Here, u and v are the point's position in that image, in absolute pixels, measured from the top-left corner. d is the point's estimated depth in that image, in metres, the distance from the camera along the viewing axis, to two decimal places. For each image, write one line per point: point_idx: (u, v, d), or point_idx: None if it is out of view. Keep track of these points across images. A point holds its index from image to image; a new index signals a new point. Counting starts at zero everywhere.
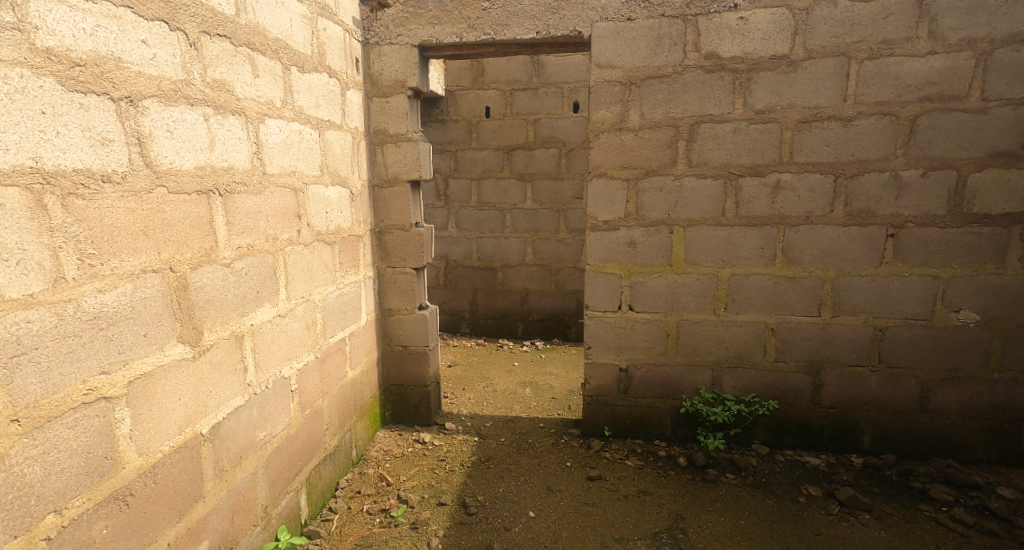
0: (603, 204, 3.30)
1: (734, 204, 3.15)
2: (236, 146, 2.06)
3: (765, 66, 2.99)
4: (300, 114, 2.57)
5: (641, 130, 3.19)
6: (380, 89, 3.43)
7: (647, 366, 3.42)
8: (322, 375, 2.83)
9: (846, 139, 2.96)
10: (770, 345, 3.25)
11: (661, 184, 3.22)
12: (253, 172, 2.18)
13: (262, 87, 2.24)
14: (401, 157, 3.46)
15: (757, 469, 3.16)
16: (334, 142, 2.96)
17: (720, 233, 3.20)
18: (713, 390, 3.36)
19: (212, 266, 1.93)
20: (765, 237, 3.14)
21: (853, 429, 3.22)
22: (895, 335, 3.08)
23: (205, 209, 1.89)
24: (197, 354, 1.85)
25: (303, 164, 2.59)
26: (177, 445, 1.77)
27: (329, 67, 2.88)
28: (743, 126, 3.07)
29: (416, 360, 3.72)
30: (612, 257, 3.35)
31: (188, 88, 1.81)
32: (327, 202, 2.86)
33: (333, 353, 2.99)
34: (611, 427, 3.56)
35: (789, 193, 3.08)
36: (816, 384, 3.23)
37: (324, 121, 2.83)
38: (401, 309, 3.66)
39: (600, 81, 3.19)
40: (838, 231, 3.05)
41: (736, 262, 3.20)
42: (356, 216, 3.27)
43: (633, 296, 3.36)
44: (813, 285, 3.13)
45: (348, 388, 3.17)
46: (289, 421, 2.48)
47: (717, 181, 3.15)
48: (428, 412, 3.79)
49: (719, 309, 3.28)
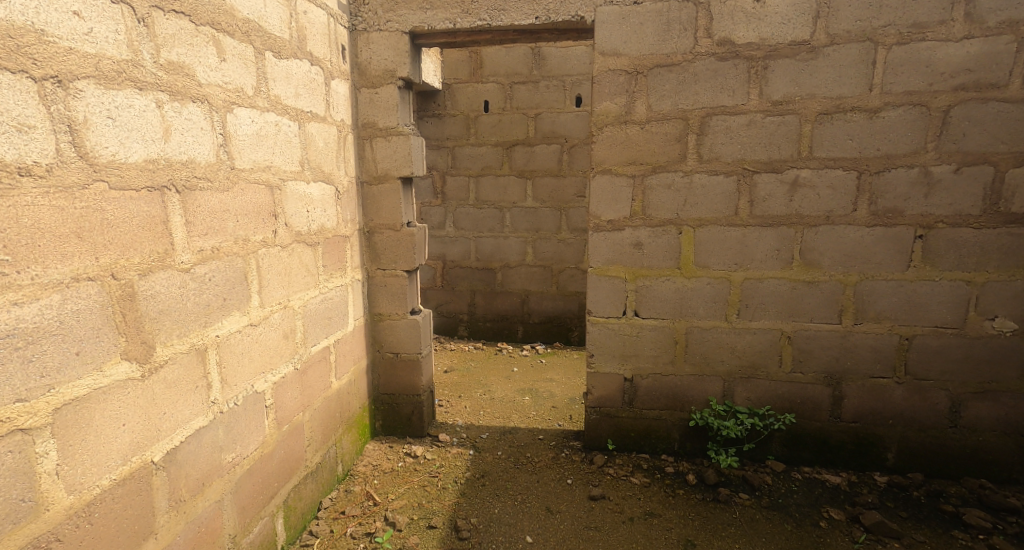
0: (607, 203, 3.10)
1: (748, 203, 2.93)
2: (198, 137, 1.86)
3: (784, 53, 2.76)
4: (276, 104, 2.37)
5: (648, 123, 2.97)
6: (368, 79, 3.20)
7: (654, 375, 3.22)
8: (302, 388, 2.63)
9: (872, 132, 2.73)
10: (785, 354, 3.03)
11: (669, 181, 3.01)
12: (218, 167, 1.97)
13: (229, 72, 2.04)
14: (391, 152, 3.25)
15: (772, 488, 2.93)
16: (317, 135, 2.75)
17: (733, 234, 2.99)
18: (725, 402, 3.15)
19: (167, 271, 1.71)
20: (781, 238, 2.93)
21: (876, 444, 2.98)
22: (923, 345, 2.85)
23: (157, 208, 1.68)
24: (147, 373, 1.63)
25: (279, 158, 2.40)
26: (120, 477, 1.55)
27: (310, 54, 2.67)
28: (758, 118, 2.84)
29: (408, 368, 3.52)
30: (616, 259, 3.15)
31: (135, 70, 1.59)
32: (308, 200, 2.66)
33: (316, 362, 2.78)
34: (615, 440, 3.35)
35: (808, 191, 2.85)
36: (836, 396, 3.00)
37: (306, 112, 2.62)
38: (391, 314, 3.45)
39: (604, 70, 2.96)
40: (861, 232, 2.83)
41: (750, 264, 2.99)
42: (343, 215, 3.07)
43: (638, 300, 3.16)
44: (833, 290, 2.91)
45: (333, 399, 2.97)
46: (263, 439, 2.27)
47: (730, 177, 2.93)
48: (421, 422, 3.58)
49: (731, 315, 3.07)
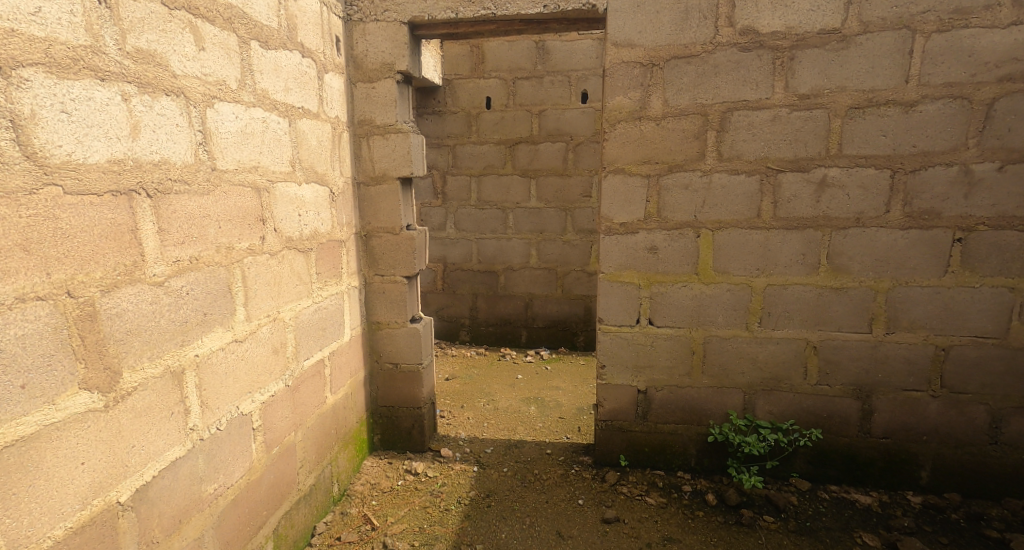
0: (619, 204, 2.90)
1: (771, 204, 2.75)
2: (172, 135, 1.66)
3: (813, 42, 2.56)
4: (263, 99, 2.18)
5: (664, 119, 2.79)
6: (364, 73, 3.01)
7: (669, 387, 3.03)
8: (294, 406, 2.43)
9: (907, 127, 2.53)
10: (811, 365, 2.84)
11: (686, 181, 2.82)
12: (197, 168, 1.78)
13: (209, 63, 1.84)
14: (389, 150, 3.06)
15: (798, 510, 2.74)
16: (309, 133, 2.56)
17: (755, 237, 2.80)
18: (745, 416, 2.96)
19: (136, 286, 1.52)
20: (807, 242, 2.74)
21: (909, 462, 2.79)
22: (961, 356, 2.66)
23: (124, 215, 1.49)
24: (112, 403, 1.44)
25: (267, 157, 2.21)
26: (77, 524, 1.36)
27: (301, 45, 2.47)
28: (783, 113, 2.65)
29: (408, 380, 3.33)
30: (629, 264, 2.95)
31: (96, 57, 1.40)
32: (300, 203, 2.47)
33: (309, 377, 2.59)
34: (628, 456, 3.17)
35: (836, 191, 2.66)
36: (866, 410, 2.81)
37: (296, 108, 2.43)
38: (390, 323, 3.26)
39: (617, 62, 2.78)
40: (895, 235, 2.63)
41: (773, 269, 2.80)
42: (338, 218, 2.87)
43: (652, 308, 2.97)
44: (862, 297, 2.72)
45: (328, 415, 2.78)
46: (250, 465, 2.08)
47: (752, 177, 2.74)
48: (422, 436, 3.40)
49: (752, 324, 2.88)
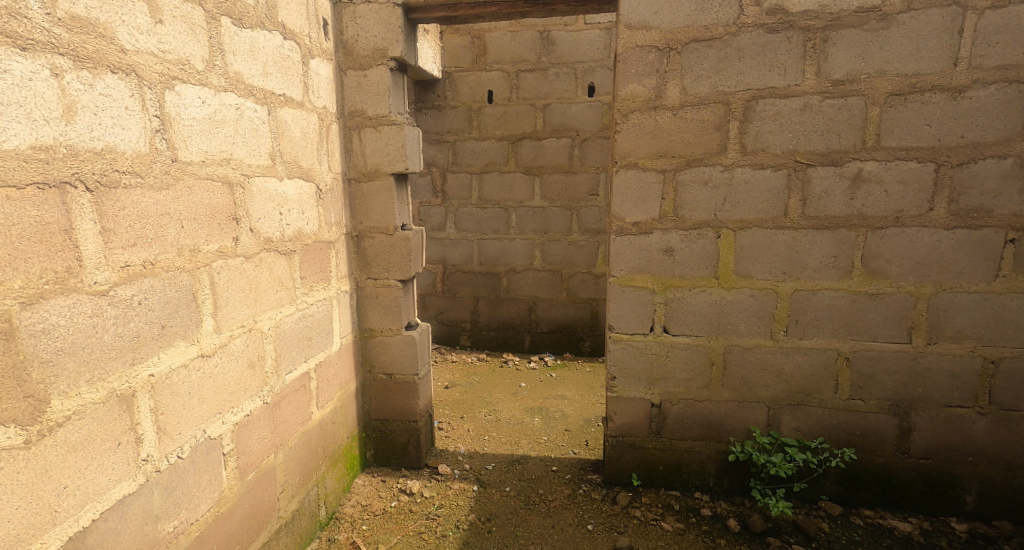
0: (632, 202, 2.66)
1: (800, 201, 2.50)
2: (121, 119, 1.43)
3: (849, 22, 2.32)
4: (237, 82, 1.94)
5: (682, 109, 2.54)
6: (355, 60, 2.77)
7: (686, 401, 2.79)
8: (274, 425, 2.19)
9: (954, 116, 2.29)
10: (842, 378, 2.60)
11: (706, 176, 2.57)
12: (153, 159, 1.54)
13: (168, 38, 1.60)
14: (382, 144, 2.82)
15: (830, 538, 2.50)
16: (292, 123, 2.32)
17: (781, 237, 2.55)
18: (770, 433, 2.71)
19: (70, 296, 1.30)
20: (839, 243, 2.49)
21: (951, 485, 2.55)
22: (1012, 370, 2.40)
23: (53, 213, 1.27)
24: (36, 437, 1.23)
25: (241, 149, 1.97)
26: None
27: (283, 26, 2.24)
28: (814, 102, 2.41)
29: (403, 391, 3.09)
30: (643, 267, 2.71)
31: (13, 22, 1.19)
32: (281, 201, 2.23)
33: (293, 393, 2.35)
34: (640, 475, 2.92)
35: (873, 187, 2.42)
36: (904, 428, 2.56)
37: (277, 95, 2.19)
38: (384, 330, 3.03)
39: (630, 46, 2.54)
40: (938, 235, 2.38)
41: (801, 273, 2.56)
42: (326, 217, 2.64)
43: (668, 315, 2.73)
44: (901, 304, 2.47)
45: (314, 433, 2.54)
46: (220, 496, 1.85)
47: (779, 172, 2.50)
48: (418, 452, 3.16)
49: (778, 332, 2.64)
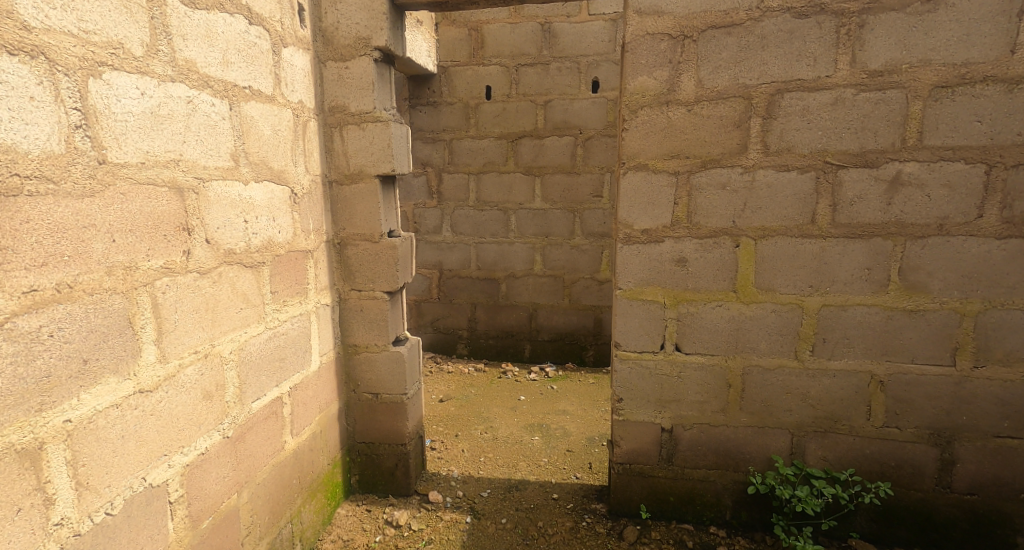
0: (642, 208, 2.40)
1: (829, 207, 2.23)
2: (23, 111, 1.20)
3: (888, 4, 2.06)
4: (189, 71, 1.68)
5: (697, 104, 2.28)
6: (335, 50, 2.51)
7: (700, 427, 2.53)
8: (237, 462, 1.94)
9: (1009, 110, 2.02)
10: (876, 404, 2.33)
11: (724, 179, 2.31)
12: (71, 161, 1.29)
13: (93, 16, 1.35)
14: (366, 142, 2.56)
15: None
16: (260, 119, 2.06)
17: (808, 247, 2.28)
18: (794, 464, 2.45)
19: None
20: (873, 254, 2.22)
21: (999, 524, 2.28)
22: None
23: None
24: None
25: (194, 148, 1.70)
26: None
27: (247, 9, 1.98)
28: (848, 95, 2.14)
29: (390, 413, 2.83)
30: (653, 280, 2.45)
31: None
32: (247, 207, 1.97)
33: (261, 422, 2.10)
34: (649, 506, 2.66)
35: (913, 191, 2.15)
36: (945, 460, 2.29)
37: (240, 87, 1.94)
38: (369, 346, 2.77)
39: (640, 34, 2.27)
40: (988, 246, 2.12)
41: (830, 287, 2.29)
42: (302, 224, 2.38)
43: (680, 332, 2.46)
44: (944, 322, 2.20)
45: (288, 464, 2.29)
46: None
47: (806, 174, 2.23)
48: (406, 478, 2.90)
49: (803, 352, 2.37)
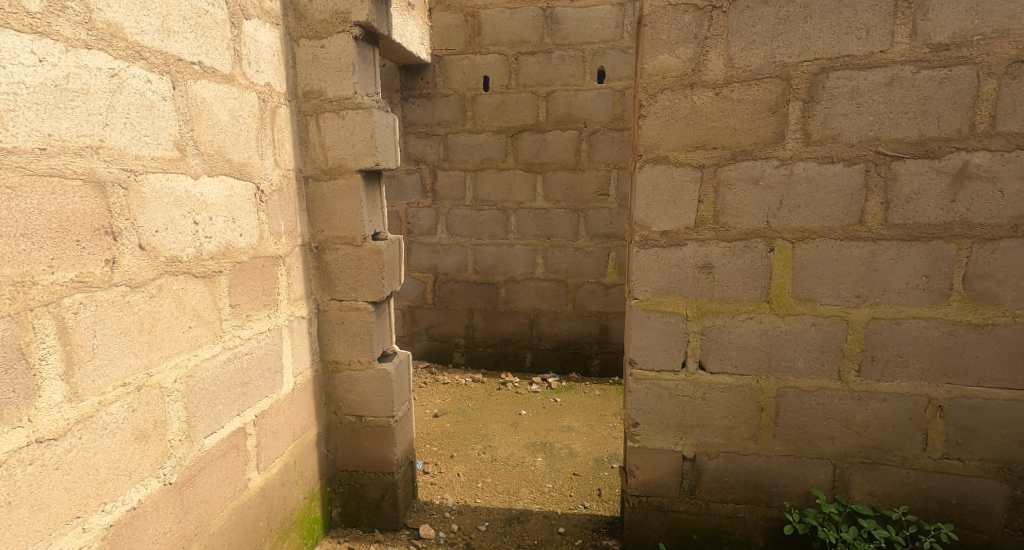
0: (661, 206, 2.08)
1: (881, 205, 1.92)
2: None
3: None
4: (113, 37, 1.36)
5: (727, 86, 1.96)
6: (309, 27, 2.18)
7: (727, 456, 2.21)
8: (183, 512, 1.62)
9: None
10: (934, 432, 2.01)
11: (757, 173, 1.99)
12: None
13: None
14: (345, 133, 2.24)
15: None
16: (215, 103, 1.74)
17: (856, 251, 1.96)
18: (838, 499, 2.13)
19: None
20: (933, 260, 1.91)
21: None
22: None
23: None
24: None
25: (122, 133, 1.38)
26: None
27: None
28: (906, 74, 1.83)
29: (376, 438, 2.51)
30: (673, 288, 2.13)
31: None
32: (198, 205, 1.66)
33: (218, 460, 1.77)
34: (669, 544, 2.34)
35: (982, 186, 1.83)
36: (1016, 498, 1.98)
37: (187, 63, 1.62)
38: (351, 363, 2.44)
39: (660, 4, 1.95)
40: None
41: (880, 297, 1.97)
42: (270, 225, 2.06)
43: (704, 348, 2.14)
44: (1017, 338, 1.89)
45: (253, 505, 1.96)
46: None
47: (854, 167, 1.91)
48: (394, 511, 2.58)
49: (847, 373, 2.05)
